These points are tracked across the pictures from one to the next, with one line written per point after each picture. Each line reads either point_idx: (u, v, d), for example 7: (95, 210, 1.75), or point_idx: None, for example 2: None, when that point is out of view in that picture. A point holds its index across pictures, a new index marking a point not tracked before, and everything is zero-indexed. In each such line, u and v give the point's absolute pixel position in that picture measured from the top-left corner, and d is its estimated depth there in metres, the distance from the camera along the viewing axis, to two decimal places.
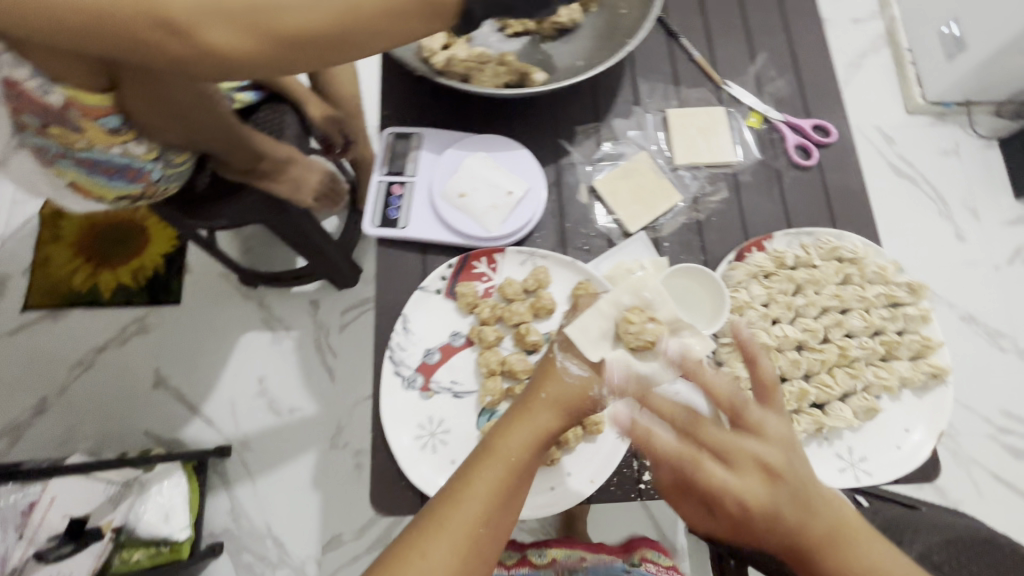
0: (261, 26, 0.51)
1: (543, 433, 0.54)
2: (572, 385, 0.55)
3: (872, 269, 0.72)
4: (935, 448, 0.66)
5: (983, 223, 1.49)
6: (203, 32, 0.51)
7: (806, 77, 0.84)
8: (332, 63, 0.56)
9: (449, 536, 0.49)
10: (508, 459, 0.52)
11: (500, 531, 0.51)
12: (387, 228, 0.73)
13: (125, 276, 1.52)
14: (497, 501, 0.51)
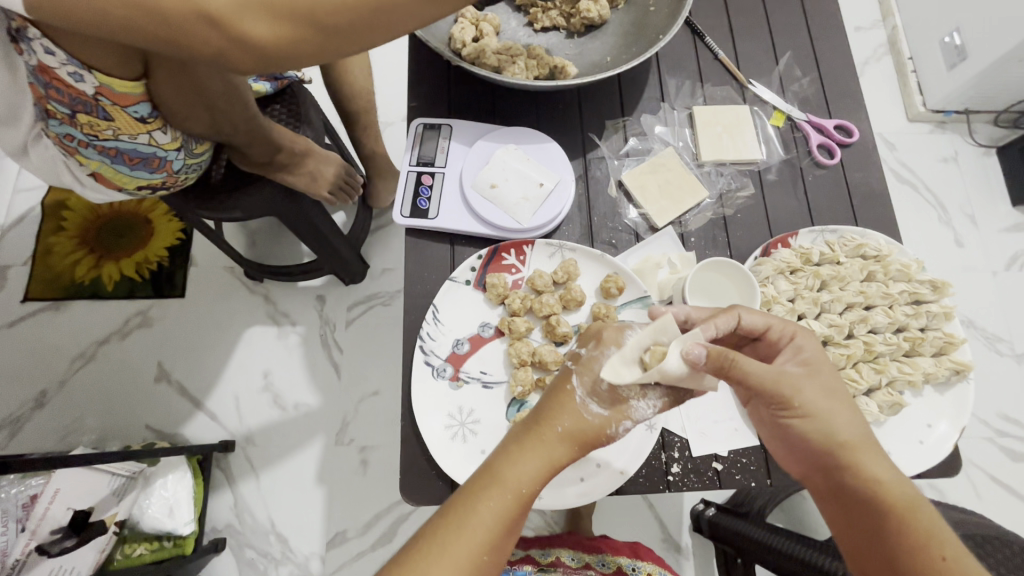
0: (297, 13, 0.50)
1: (556, 466, 0.51)
2: (589, 423, 0.52)
3: (896, 266, 0.73)
4: (957, 442, 0.67)
5: (981, 229, 1.52)
6: (240, 22, 0.50)
7: (826, 78, 0.85)
8: (368, 48, 0.55)
9: (454, 558, 0.46)
10: (519, 491, 0.49)
11: (502, 557, 0.49)
12: (417, 218, 0.73)
13: (129, 268, 1.50)
14: (505, 529, 0.48)
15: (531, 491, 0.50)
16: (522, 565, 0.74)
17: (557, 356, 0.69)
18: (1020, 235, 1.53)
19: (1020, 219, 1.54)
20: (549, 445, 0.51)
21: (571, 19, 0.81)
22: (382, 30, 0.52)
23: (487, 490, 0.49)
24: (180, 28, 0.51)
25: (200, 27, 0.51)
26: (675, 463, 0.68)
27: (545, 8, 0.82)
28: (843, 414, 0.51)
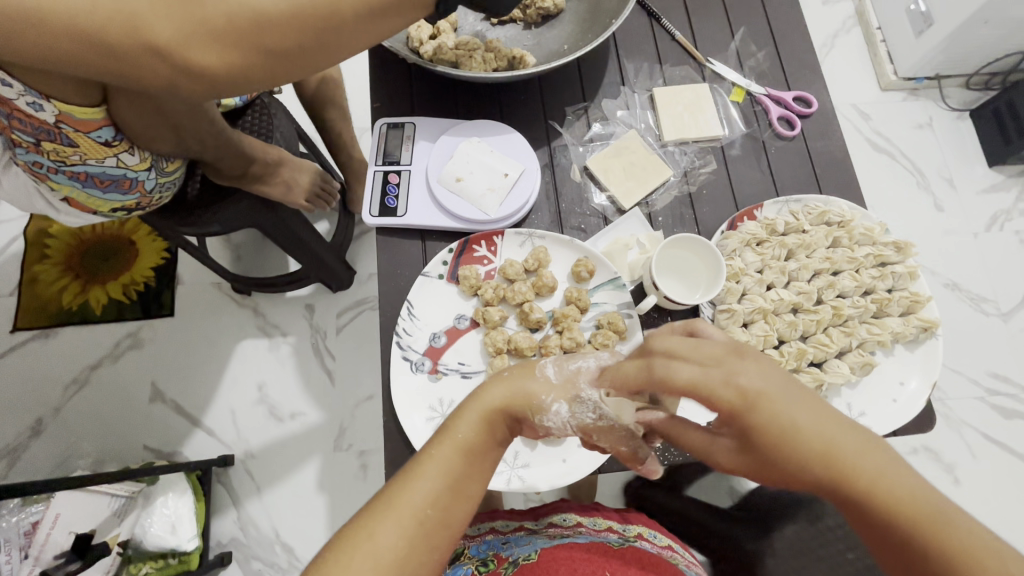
0: (240, 41, 0.50)
1: (498, 425, 0.51)
2: (536, 382, 0.54)
3: (860, 230, 0.74)
4: (929, 398, 0.69)
5: (960, 192, 1.54)
6: (189, 52, 0.50)
7: (784, 51, 0.86)
8: (317, 67, 0.56)
9: (397, 516, 0.45)
10: (460, 444, 0.49)
11: (453, 520, 0.47)
12: (386, 216, 0.74)
13: (116, 291, 1.51)
14: (450, 486, 0.47)
15: (475, 443, 0.49)
16: (514, 532, 0.73)
17: (533, 342, 0.70)
18: (997, 195, 1.56)
19: (997, 179, 1.57)
20: (490, 392, 0.52)
21: (526, 12, 0.82)
22: (333, 49, 0.54)
23: (430, 445, 0.49)
24: (129, 57, 0.51)
25: (148, 58, 0.50)
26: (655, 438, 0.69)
27: None
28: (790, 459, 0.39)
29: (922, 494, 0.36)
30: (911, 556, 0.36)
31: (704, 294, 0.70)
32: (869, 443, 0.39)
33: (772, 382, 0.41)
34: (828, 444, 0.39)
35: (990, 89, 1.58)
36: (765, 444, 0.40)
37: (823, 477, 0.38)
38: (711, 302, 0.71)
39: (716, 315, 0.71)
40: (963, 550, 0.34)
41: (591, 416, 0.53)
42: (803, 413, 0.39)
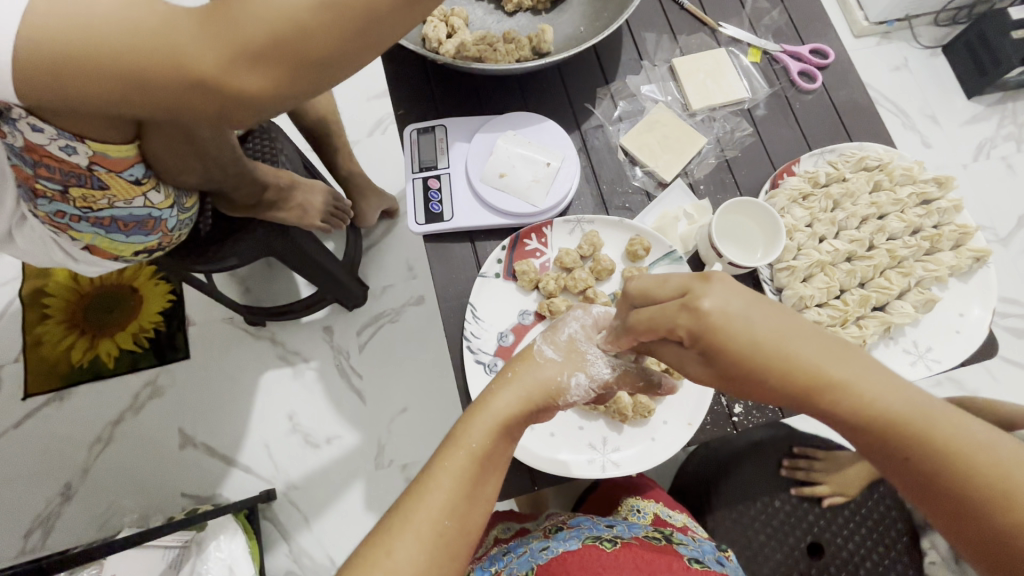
0: (275, 60, 0.42)
1: (505, 421, 0.51)
2: (544, 369, 0.55)
3: (899, 171, 0.75)
4: (991, 324, 0.71)
5: (944, 127, 1.59)
6: (230, 77, 0.43)
7: (792, 7, 0.87)
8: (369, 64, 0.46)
9: (414, 528, 0.44)
10: (470, 447, 0.48)
11: (470, 525, 0.47)
12: (433, 222, 0.73)
13: (127, 341, 1.47)
14: (466, 492, 0.47)
15: (485, 449, 0.49)
16: (516, 537, 0.76)
17: None
18: (979, 125, 1.60)
19: (976, 110, 1.61)
20: (499, 399, 0.52)
21: (506, 1, 0.81)
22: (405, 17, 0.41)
23: (443, 453, 0.48)
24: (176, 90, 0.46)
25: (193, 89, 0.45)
26: (736, 403, 0.69)
27: None
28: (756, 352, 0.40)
29: (884, 388, 0.38)
30: (881, 445, 0.38)
31: (766, 255, 0.70)
32: (824, 343, 0.39)
33: (734, 302, 0.41)
34: (787, 350, 0.39)
35: (957, 23, 1.61)
36: (732, 361, 0.40)
37: (786, 379, 0.39)
38: (770, 263, 0.71)
39: (776, 275, 0.71)
40: (925, 428, 0.37)
41: (607, 372, 0.56)
42: (760, 323, 0.40)
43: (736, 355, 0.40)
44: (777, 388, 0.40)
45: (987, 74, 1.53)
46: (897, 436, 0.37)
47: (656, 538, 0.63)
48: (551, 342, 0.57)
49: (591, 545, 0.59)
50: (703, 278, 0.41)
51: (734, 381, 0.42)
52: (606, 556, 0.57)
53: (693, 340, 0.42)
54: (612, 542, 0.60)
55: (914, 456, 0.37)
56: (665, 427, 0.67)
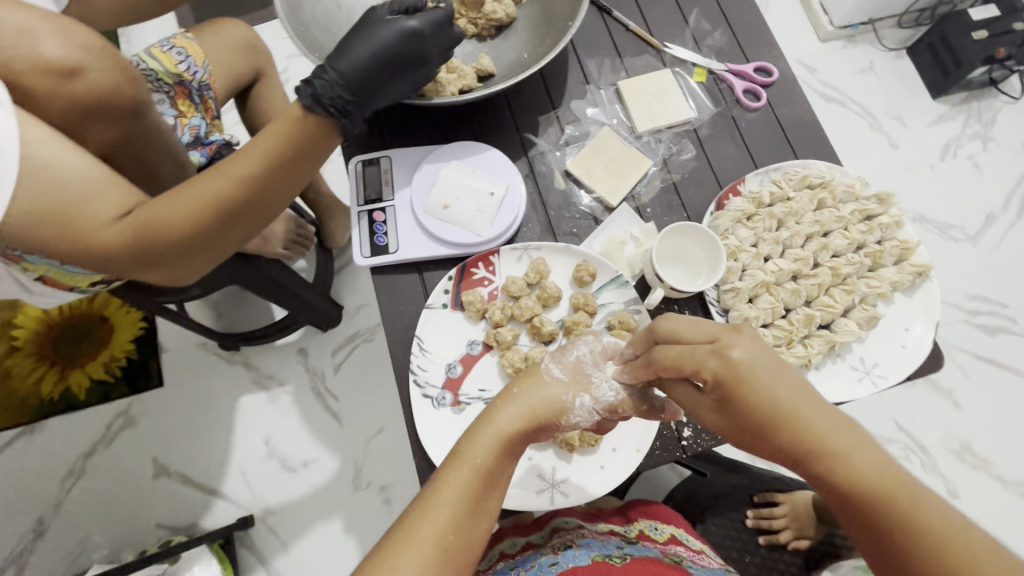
0: (197, 226, 0.58)
1: (507, 435, 0.52)
2: (550, 388, 0.56)
3: (841, 188, 0.76)
4: (935, 339, 0.71)
5: (911, 128, 1.60)
6: (158, 247, 0.57)
7: (737, 25, 0.88)
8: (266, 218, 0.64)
9: (417, 545, 0.45)
10: (473, 461, 0.50)
11: (474, 540, 0.47)
12: (378, 255, 0.72)
13: (98, 371, 1.45)
14: (467, 507, 0.48)
15: (487, 464, 0.50)
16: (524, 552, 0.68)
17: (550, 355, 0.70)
18: (946, 125, 1.62)
19: (942, 110, 1.62)
20: (502, 415, 0.53)
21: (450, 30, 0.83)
22: (288, 188, 0.62)
23: (448, 467, 0.49)
24: (112, 261, 0.57)
25: (125, 260, 0.57)
26: (685, 427, 0.69)
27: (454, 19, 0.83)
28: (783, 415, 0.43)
29: (879, 464, 0.42)
30: (865, 515, 0.41)
31: (708, 279, 0.71)
32: (832, 417, 0.44)
33: (760, 352, 0.45)
34: (800, 418, 0.43)
35: (920, 25, 1.64)
36: (751, 418, 0.44)
37: (797, 442, 0.43)
38: (715, 285, 0.71)
39: (721, 297, 0.71)
40: (909, 506, 0.41)
41: (611, 394, 0.56)
42: (783, 384, 0.44)
43: (750, 395, 0.44)
44: (786, 450, 0.43)
45: (950, 75, 1.55)
46: (888, 514, 0.41)
47: (668, 559, 0.61)
48: (559, 361, 0.58)
49: (601, 561, 0.58)
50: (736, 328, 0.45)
51: (746, 438, 0.45)
52: (615, 569, 0.56)
53: (715, 385, 0.45)
54: (622, 557, 0.59)
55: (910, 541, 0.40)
56: (615, 453, 0.67)
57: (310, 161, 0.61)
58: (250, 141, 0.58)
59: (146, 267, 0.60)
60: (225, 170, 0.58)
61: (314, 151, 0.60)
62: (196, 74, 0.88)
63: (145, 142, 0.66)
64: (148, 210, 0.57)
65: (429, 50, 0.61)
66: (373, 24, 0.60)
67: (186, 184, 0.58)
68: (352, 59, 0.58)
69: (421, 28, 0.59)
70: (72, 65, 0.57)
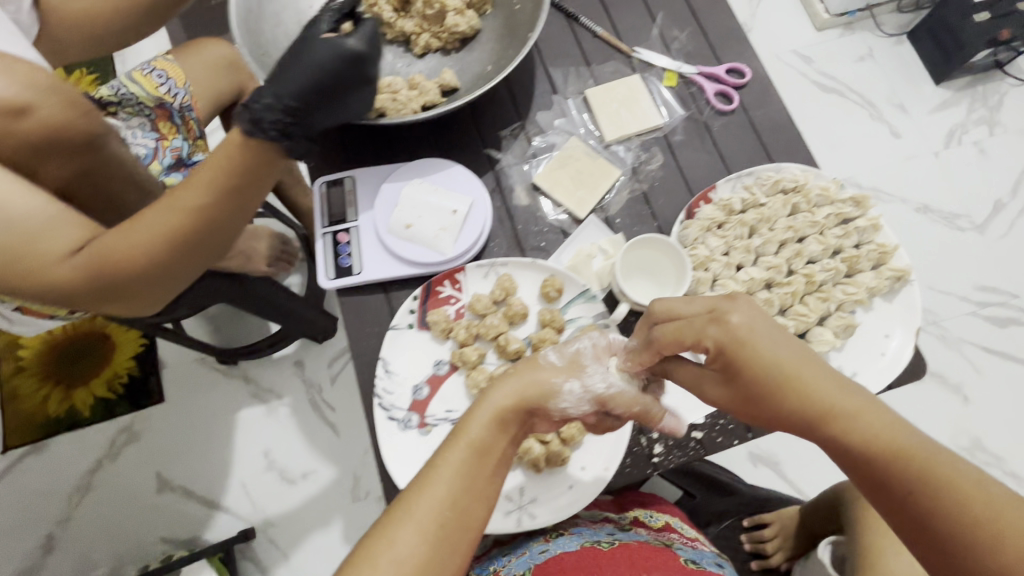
0: (148, 259, 0.58)
1: (501, 413, 0.51)
2: (544, 370, 0.56)
3: (815, 191, 0.74)
4: (914, 348, 0.69)
5: (913, 115, 1.55)
6: (111, 280, 0.58)
7: (708, 26, 0.86)
8: (222, 247, 0.63)
9: (416, 521, 0.45)
10: (470, 438, 0.49)
11: (473, 519, 0.47)
12: (343, 277, 0.72)
13: (101, 388, 1.47)
14: (465, 485, 0.47)
15: (486, 441, 0.50)
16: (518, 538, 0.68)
17: None
18: (949, 111, 1.56)
19: (945, 96, 1.56)
20: (498, 392, 0.53)
21: (413, 45, 0.81)
22: (240, 215, 0.62)
23: (447, 446, 0.49)
24: (67, 294, 0.58)
25: (79, 293, 0.58)
26: (656, 443, 0.68)
27: (417, 34, 0.82)
28: (785, 374, 0.46)
29: (890, 426, 0.42)
30: (886, 478, 0.41)
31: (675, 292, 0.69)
32: (841, 382, 0.45)
33: (759, 317, 0.48)
34: (804, 380, 0.45)
35: (920, 9, 1.59)
36: (755, 376, 0.47)
37: (800, 402, 0.45)
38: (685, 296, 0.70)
39: None
40: (938, 470, 0.39)
41: (602, 385, 0.57)
42: (781, 347, 0.47)
43: (747, 351, 0.47)
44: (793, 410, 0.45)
45: (951, 59, 1.50)
46: (908, 478, 0.40)
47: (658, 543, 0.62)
48: (557, 350, 0.59)
49: (590, 547, 0.59)
50: (730, 296, 0.49)
51: (754, 402, 0.48)
52: (602, 556, 0.56)
53: (718, 351, 0.49)
54: (610, 542, 0.60)
55: (943, 506, 0.38)
56: (584, 472, 0.66)
57: (258, 188, 0.60)
58: (197, 171, 0.58)
59: (103, 298, 0.60)
60: (173, 200, 0.58)
61: (261, 178, 0.59)
62: (177, 96, 0.88)
63: (102, 172, 0.66)
64: (101, 243, 0.57)
65: (370, 68, 0.60)
66: (310, 42, 0.57)
67: (137, 215, 0.58)
68: (291, 80, 0.56)
69: (361, 46, 0.58)
70: (22, 103, 0.57)
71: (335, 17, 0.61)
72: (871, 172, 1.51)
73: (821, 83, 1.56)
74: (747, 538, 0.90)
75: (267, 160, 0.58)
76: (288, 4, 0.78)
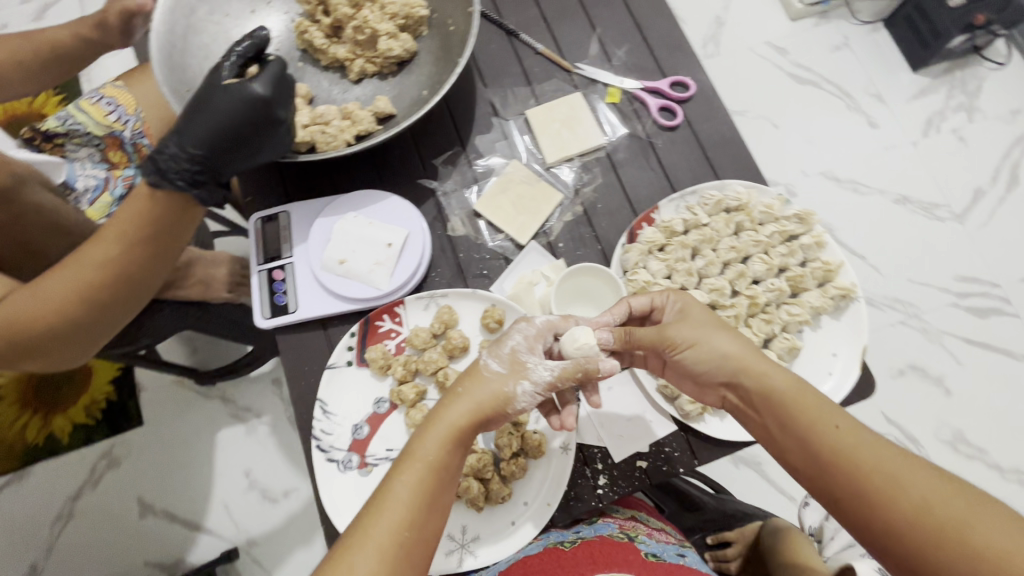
0: (62, 317, 0.57)
1: (456, 431, 0.52)
2: (491, 383, 0.55)
3: (759, 209, 0.72)
4: (860, 371, 0.66)
5: (891, 104, 1.48)
6: (25, 341, 0.57)
7: (651, 38, 0.84)
8: (143, 298, 0.63)
9: (376, 541, 0.47)
10: (426, 460, 0.50)
11: (430, 531, 0.49)
12: (279, 315, 0.71)
13: (78, 414, 1.38)
14: (422, 504, 0.49)
15: (441, 459, 0.51)
16: None
17: None
18: (930, 98, 1.48)
19: (925, 83, 1.49)
20: (450, 411, 0.53)
21: (348, 70, 0.79)
22: (158, 266, 0.61)
23: (399, 470, 0.50)
24: None
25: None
26: (602, 475, 0.67)
27: (351, 60, 0.80)
28: (714, 337, 0.58)
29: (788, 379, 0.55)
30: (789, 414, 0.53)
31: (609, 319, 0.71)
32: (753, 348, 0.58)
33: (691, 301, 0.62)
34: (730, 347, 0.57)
35: None
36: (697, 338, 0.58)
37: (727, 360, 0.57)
38: None
39: None
40: (819, 405, 0.52)
41: (548, 374, 0.56)
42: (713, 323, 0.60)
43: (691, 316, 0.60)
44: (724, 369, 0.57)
45: (929, 45, 1.44)
46: (799, 409, 0.52)
47: (622, 535, 0.64)
48: (495, 355, 0.57)
49: (553, 548, 0.61)
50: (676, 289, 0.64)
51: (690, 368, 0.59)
52: (564, 557, 0.58)
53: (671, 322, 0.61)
54: (573, 541, 0.62)
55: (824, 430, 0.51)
56: (526, 508, 0.65)
57: (172, 237, 0.60)
58: (106, 225, 0.58)
59: (17, 357, 0.59)
60: (82, 256, 0.57)
61: (173, 226, 0.59)
62: (128, 124, 0.84)
63: (21, 220, 0.66)
64: (11, 302, 0.56)
65: (277, 110, 0.59)
66: (214, 90, 0.58)
67: (48, 273, 0.57)
68: (194, 132, 0.57)
69: (265, 91, 0.58)
70: None
71: (239, 61, 0.61)
72: (852, 163, 1.43)
73: (798, 73, 1.50)
74: (710, 555, 0.90)
75: (179, 209, 0.59)
76: (219, 36, 0.78)
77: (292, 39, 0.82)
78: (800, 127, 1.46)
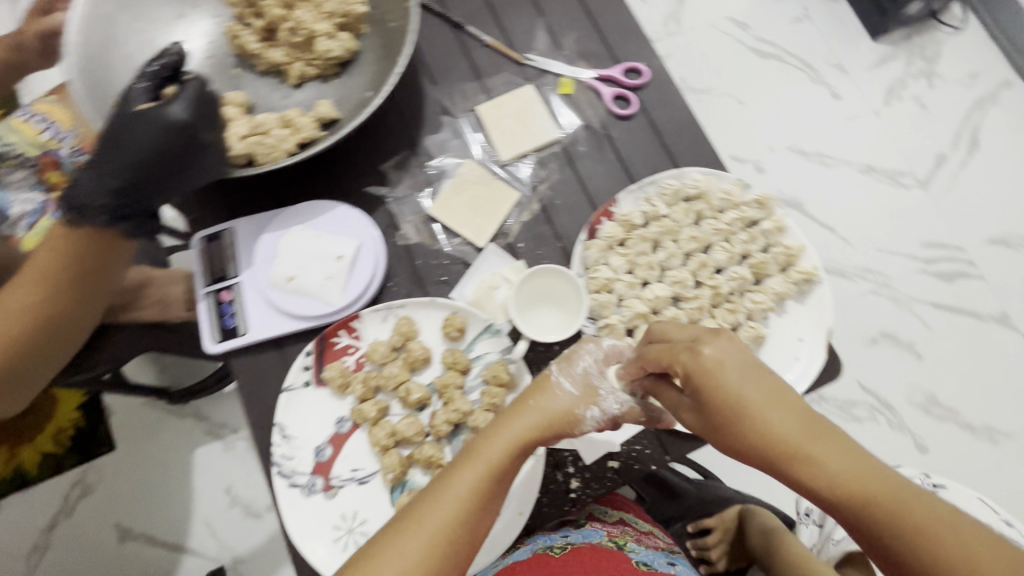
0: None
1: (528, 440, 0.52)
2: (562, 399, 0.55)
3: (717, 197, 0.71)
4: (827, 354, 0.66)
5: (853, 74, 1.47)
6: None
7: (602, 25, 0.81)
8: (78, 338, 0.62)
9: (425, 530, 0.47)
10: (492, 461, 0.50)
11: (478, 534, 0.49)
12: (230, 339, 0.68)
13: (44, 444, 1.24)
14: (479, 505, 0.49)
15: (505, 462, 0.51)
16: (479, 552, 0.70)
17: (420, 426, 0.66)
18: (891, 65, 1.48)
19: (886, 50, 1.49)
20: (517, 421, 0.53)
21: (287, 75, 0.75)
22: (87, 305, 0.60)
23: (462, 465, 0.50)
24: None
25: None
26: (573, 478, 0.66)
27: (289, 64, 0.75)
28: (748, 408, 0.45)
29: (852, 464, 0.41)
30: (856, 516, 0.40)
31: (573, 321, 0.69)
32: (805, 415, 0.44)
33: (731, 352, 0.47)
34: (768, 422, 0.44)
35: None
36: (719, 405, 0.46)
37: (762, 439, 0.44)
38: (588, 321, 0.69)
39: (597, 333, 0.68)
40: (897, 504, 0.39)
41: (617, 405, 0.56)
42: (748, 385, 0.46)
43: (720, 374, 0.46)
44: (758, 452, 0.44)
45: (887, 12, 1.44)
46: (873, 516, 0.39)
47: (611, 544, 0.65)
48: (567, 373, 0.57)
49: (543, 554, 0.62)
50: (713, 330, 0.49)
51: (718, 433, 0.47)
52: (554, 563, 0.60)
53: (688, 378, 0.48)
54: (563, 546, 0.63)
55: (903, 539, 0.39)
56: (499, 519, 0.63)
57: (94, 276, 0.58)
58: (25, 267, 0.56)
59: None
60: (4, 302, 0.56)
61: (95, 265, 0.57)
62: (64, 141, 0.80)
63: None
64: None
65: (202, 134, 0.58)
66: (128, 118, 0.56)
67: None
68: (111, 164, 0.55)
69: (184, 115, 0.56)
70: None
71: (151, 82, 0.58)
72: (818, 136, 1.43)
73: (759, 48, 1.48)
74: (692, 544, 0.94)
75: (99, 248, 0.57)
76: (144, 46, 0.73)
77: (225, 44, 0.77)
78: (764, 102, 1.45)
